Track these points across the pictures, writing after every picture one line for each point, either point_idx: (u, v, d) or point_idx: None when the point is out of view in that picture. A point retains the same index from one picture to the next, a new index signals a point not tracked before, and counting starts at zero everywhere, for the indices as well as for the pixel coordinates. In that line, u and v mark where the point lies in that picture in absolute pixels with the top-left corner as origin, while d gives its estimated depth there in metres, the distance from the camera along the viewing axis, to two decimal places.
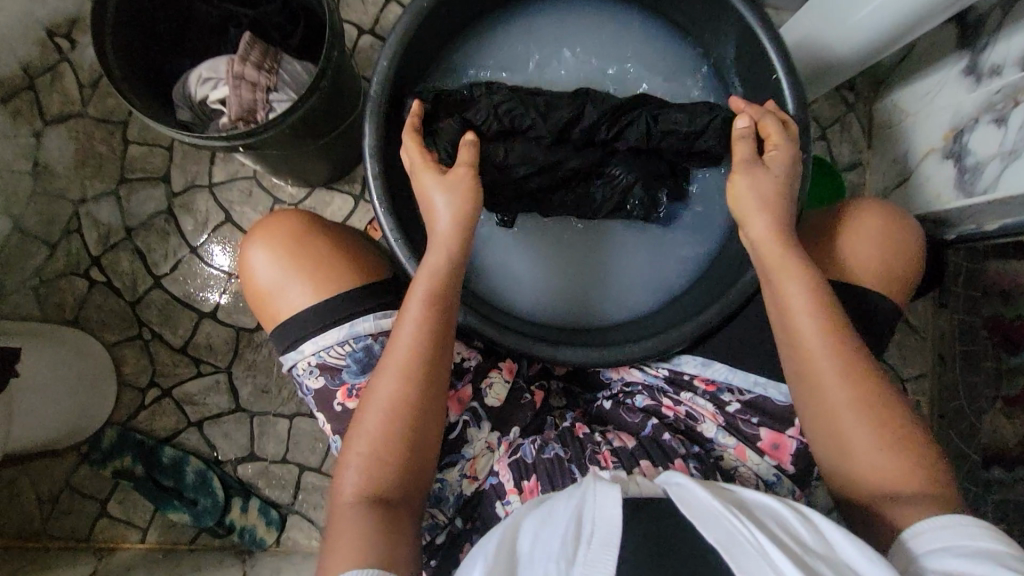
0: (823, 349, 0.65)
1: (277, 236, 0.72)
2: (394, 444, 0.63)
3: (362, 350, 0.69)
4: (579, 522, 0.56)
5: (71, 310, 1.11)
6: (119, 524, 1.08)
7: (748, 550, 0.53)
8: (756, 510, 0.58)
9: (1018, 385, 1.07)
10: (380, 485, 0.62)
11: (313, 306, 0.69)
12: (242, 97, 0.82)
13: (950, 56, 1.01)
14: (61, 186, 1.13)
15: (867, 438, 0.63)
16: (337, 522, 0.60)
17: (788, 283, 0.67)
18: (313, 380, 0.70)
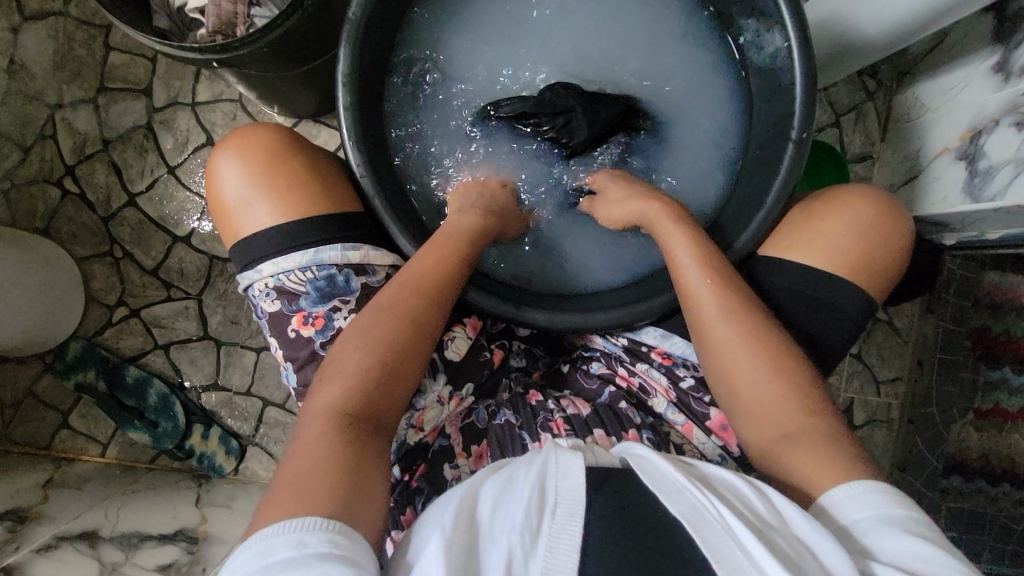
0: (716, 306, 0.65)
1: (249, 149, 0.65)
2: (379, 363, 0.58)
3: (325, 280, 0.63)
4: (544, 493, 0.54)
5: (42, 218, 1.08)
6: (79, 437, 1.09)
7: (713, 526, 0.52)
8: (719, 486, 0.56)
9: (994, 399, 1.12)
10: (356, 402, 0.56)
11: (279, 228, 0.63)
12: (222, 7, 0.77)
13: (981, 50, 0.95)
14: (38, 87, 1.08)
15: (777, 394, 0.62)
16: (305, 434, 0.54)
17: (681, 248, 0.68)
18: (268, 303, 0.64)
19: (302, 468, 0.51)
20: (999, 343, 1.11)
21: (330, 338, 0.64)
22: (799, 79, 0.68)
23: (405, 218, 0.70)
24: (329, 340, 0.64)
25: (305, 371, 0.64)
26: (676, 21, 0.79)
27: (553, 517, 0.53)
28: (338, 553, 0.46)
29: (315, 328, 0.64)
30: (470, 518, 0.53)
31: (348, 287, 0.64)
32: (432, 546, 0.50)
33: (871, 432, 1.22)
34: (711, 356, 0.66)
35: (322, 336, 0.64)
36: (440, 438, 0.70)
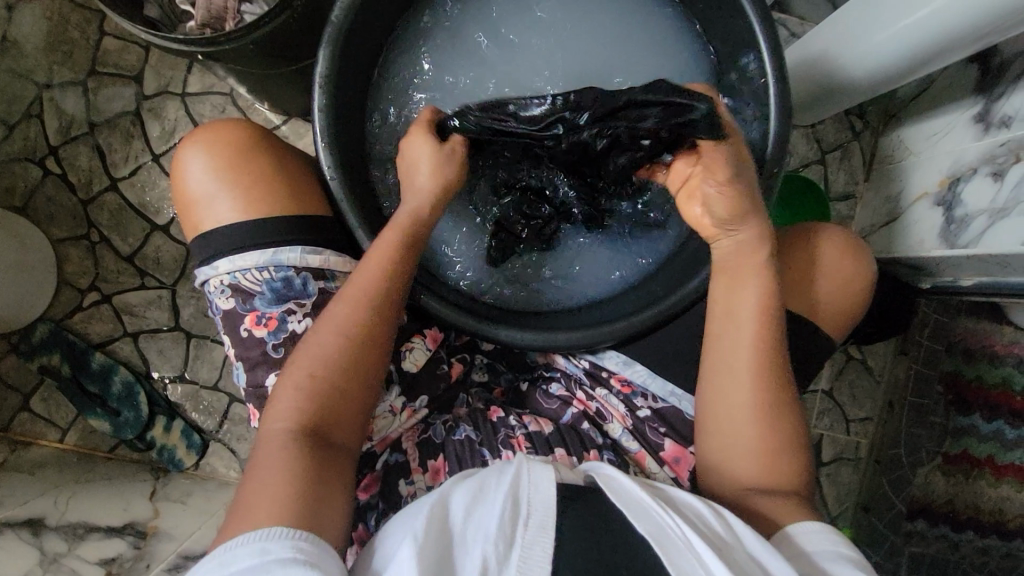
0: (752, 358, 0.64)
1: (217, 143, 0.65)
2: (333, 378, 0.60)
3: (281, 282, 0.63)
4: (516, 502, 0.53)
5: (20, 197, 1.07)
6: (39, 421, 1.07)
7: (678, 545, 0.51)
8: (683, 507, 0.56)
9: (962, 445, 1.13)
10: (311, 421, 0.58)
11: (239, 226, 0.62)
12: (211, 1, 0.77)
13: (964, 100, 0.96)
14: (28, 66, 1.08)
15: (763, 445, 0.64)
16: (262, 454, 0.56)
17: (747, 290, 0.66)
18: (223, 300, 0.64)
19: (263, 491, 0.53)
20: (971, 389, 1.12)
21: (283, 340, 0.64)
22: (774, 115, 0.68)
23: (373, 222, 0.69)
24: (281, 342, 0.64)
25: (254, 372, 0.65)
26: (661, 47, 0.79)
27: (525, 526, 0.51)
28: (303, 557, 0.48)
29: (267, 329, 0.64)
30: (439, 526, 0.52)
31: (305, 290, 0.64)
32: (403, 554, 0.49)
33: (838, 470, 1.21)
34: (715, 394, 0.66)
35: (275, 337, 0.64)
36: (394, 453, 0.70)
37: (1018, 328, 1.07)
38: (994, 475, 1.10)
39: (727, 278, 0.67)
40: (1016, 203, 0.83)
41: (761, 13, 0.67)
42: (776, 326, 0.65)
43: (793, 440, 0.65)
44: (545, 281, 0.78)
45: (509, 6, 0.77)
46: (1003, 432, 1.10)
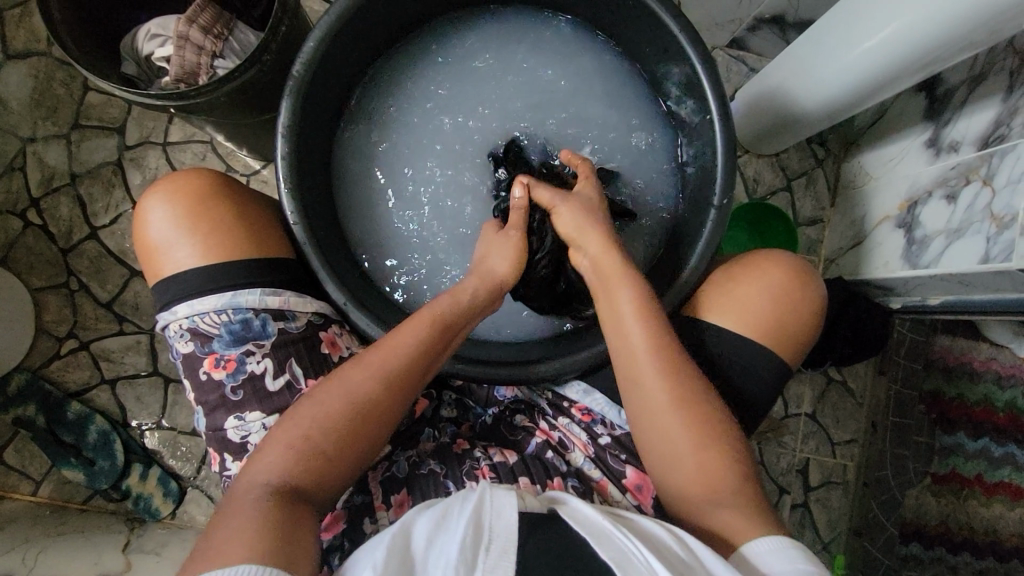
0: (654, 363, 0.65)
1: (177, 191, 0.66)
2: (336, 445, 0.58)
3: (239, 324, 0.64)
4: (479, 528, 0.53)
5: (1, 248, 1.09)
6: (12, 474, 1.05)
7: (638, 568, 0.51)
8: (644, 534, 0.56)
9: (950, 464, 1.12)
10: (298, 482, 0.56)
11: (197, 271, 0.63)
12: (186, 57, 0.81)
13: (915, 126, 1.00)
14: (12, 122, 1.11)
15: (694, 449, 0.64)
16: (237, 505, 0.53)
17: (622, 295, 0.68)
18: (181, 344, 0.64)
19: (228, 536, 0.50)
20: (953, 408, 1.12)
21: (241, 382, 0.65)
22: (721, 148, 0.71)
23: (337, 264, 0.70)
24: (239, 384, 0.65)
25: (215, 415, 0.65)
26: (618, 86, 0.82)
27: (486, 552, 0.51)
28: None
29: (225, 371, 0.64)
30: (401, 554, 0.52)
31: (263, 331, 0.65)
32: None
33: (827, 495, 1.20)
34: (637, 404, 0.67)
35: (233, 379, 0.65)
36: (361, 493, 0.69)
37: (995, 344, 1.08)
38: (985, 495, 1.09)
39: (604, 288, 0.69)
40: (971, 222, 0.86)
41: (703, 52, 0.70)
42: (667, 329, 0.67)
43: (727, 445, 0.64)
44: (506, 316, 0.80)
45: (468, 54, 0.81)
46: (989, 449, 1.09)
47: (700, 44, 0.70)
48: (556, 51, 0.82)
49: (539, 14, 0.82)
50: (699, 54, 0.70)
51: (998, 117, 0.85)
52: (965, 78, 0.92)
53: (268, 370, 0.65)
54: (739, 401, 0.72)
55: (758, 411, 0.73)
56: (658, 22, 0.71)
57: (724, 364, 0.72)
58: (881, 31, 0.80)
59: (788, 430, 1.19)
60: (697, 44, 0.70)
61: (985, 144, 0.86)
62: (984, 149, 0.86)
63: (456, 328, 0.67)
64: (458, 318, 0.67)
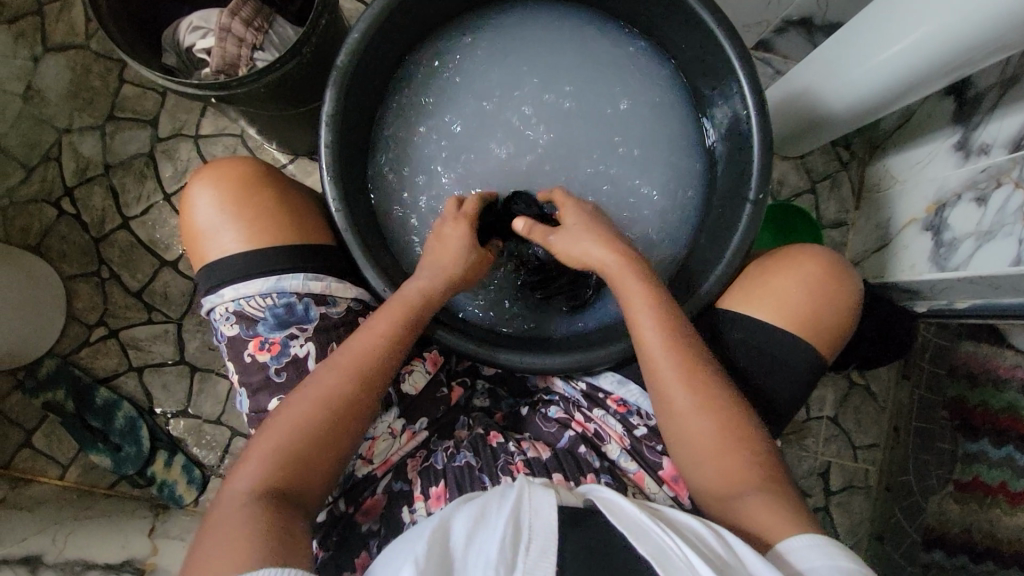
0: (674, 376, 0.66)
1: (222, 178, 0.67)
2: (313, 442, 0.60)
3: (284, 307, 0.65)
4: (518, 527, 0.53)
5: (34, 236, 1.11)
6: (39, 458, 1.07)
7: (678, 566, 0.51)
8: (683, 529, 0.56)
9: (973, 472, 1.08)
10: (280, 484, 0.57)
11: (243, 255, 0.65)
12: (227, 49, 0.82)
13: (943, 129, 1.00)
14: (50, 113, 1.13)
15: (724, 467, 0.64)
16: (220, 515, 0.54)
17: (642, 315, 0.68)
18: (227, 327, 0.66)
19: (214, 551, 0.51)
20: (976, 415, 1.09)
21: (285, 364, 0.66)
22: (757, 145, 0.71)
23: (375, 252, 0.71)
24: (283, 366, 0.66)
25: (257, 396, 0.66)
26: (650, 84, 0.83)
27: (526, 552, 0.52)
28: None
29: (270, 354, 0.65)
30: (440, 548, 0.53)
31: (306, 315, 0.66)
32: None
33: (849, 498, 1.21)
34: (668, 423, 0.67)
35: (277, 361, 0.66)
36: (400, 481, 0.71)
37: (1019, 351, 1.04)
38: (1011, 504, 1.04)
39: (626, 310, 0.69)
40: (1002, 225, 0.86)
41: (740, 48, 0.70)
42: (694, 347, 0.67)
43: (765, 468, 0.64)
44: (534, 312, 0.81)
45: (504, 51, 0.82)
46: (1014, 458, 1.04)
47: (737, 41, 0.70)
48: (589, 48, 0.83)
49: (574, 12, 0.83)
50: (735, 49, 0.70)
51: None
52: (995, 82, 0.92)
53: (310, 353, 0.66)
54: (781, 390, 0.72)
55: (792, 405, 0.73)
56: (696, 18, 0.72)
57: (762, 360, 0.72)
58: (912, 34, 0.80)
59: (810, 433, 1.20)
60: (734, 41, 0.70)
61: (1015, 147, 0.85)
62: (1017, 151, 0.85)
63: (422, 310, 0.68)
64: (420, 309, 0.68)
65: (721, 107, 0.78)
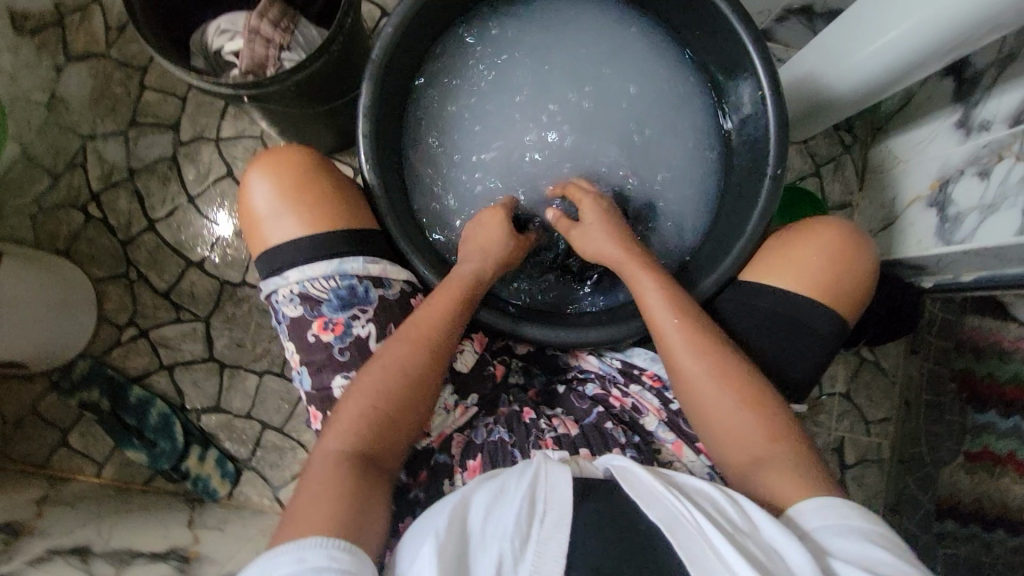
0: (698, 357, 0.70)
1: (281, 170, 0.74)
2: (384, 414, 0.65)
3: (346, 290, 0.72)
4: (535, 501, 0.55)
5: (63, 241, 1.14)
6: (76, 456, 1.09)
7: (689, 532, 0.54)
8: (698, 494, 0.58)
9: (983, 442, 1.13)
10: (359, 452, 0.62)
11: (305, 238, 0.71)
12: (255, 51, 0.85)
13: (944, 108, 1.04)
14: (73, 120, 1.16)
15: (756, 434, 0.67)
16: (309, 480, 0.60)
17: (657, 305, 0.73)
18: (291, 308, 0.72)
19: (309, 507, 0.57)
20: (984, 386, 1.13)
21: (347, 344, 0.72)
22: (774, 126, 0.76)
23: (414, 234, 0.78)
24: (346, 346, 0.72)
25: (321, 375, 0.72)
26: (663, 73, 0.87)
27: (542, 524, 0.54)
28: (337, 565, 0.51)
29: (333, 334, 0.72)
30: (459, 523, 0.54)
31: (366, 297, 0.73)
32: (425, 550, 0.52)
33: (862, 472, 1.23)
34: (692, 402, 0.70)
35: (340, 341, 0.72)
36: (443, 453, 0.75)
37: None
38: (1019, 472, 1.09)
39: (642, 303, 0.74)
40: (1005, 197, 0.89)
41: (753, 34, 0.74)
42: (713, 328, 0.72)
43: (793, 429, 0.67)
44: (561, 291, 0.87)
45: (523, 46, 0.86)
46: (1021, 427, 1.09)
47: (750, 27, 0.74)
48: (605, 40, 0.87)
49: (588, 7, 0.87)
50: (748, 35, 0.74)
51: None
52: (993, 61, 0.95)
53: (370, 334, 0.73)
54: (806, 356, 0.76)
55: (813, 373, 0.77)
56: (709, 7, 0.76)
57: (788, 328, 0.76)
58: (912, 17, 0.84)
59: (824, 409, 1.23)
60: (749, 28, 0.74)
61: (1015, 122, 0.89)
62: (1016, 127, 0.89)
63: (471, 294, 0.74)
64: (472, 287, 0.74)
65: (735, 92, 0.82)
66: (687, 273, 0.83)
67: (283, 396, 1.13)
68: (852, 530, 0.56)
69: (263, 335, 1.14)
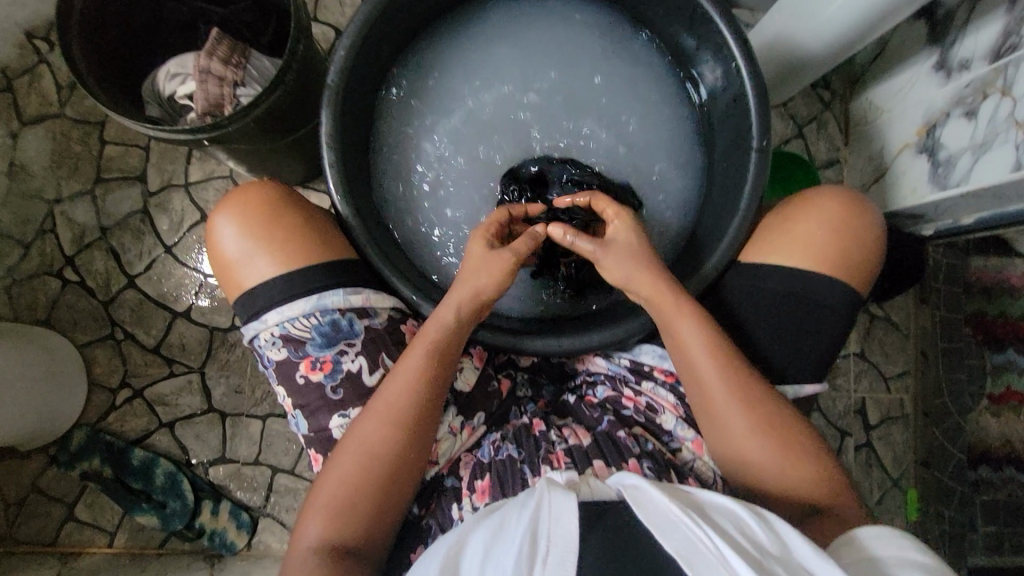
0: (719, 382, 0.67)
1: (247, 210, 0.71)
2: (365, 495, 0.64)
3: (329, 324, 0.69)
4: (535, 540, 0.48)
5: (43, 310, 1.10)
6: (85, 529, 1.06)
7: (708, 558, 0.47)
8: (716, 513, 0.51)
9: (1005, 383, 1.12)
10: (342, 540, 0.62)
11: (280, 277, 0.68)
12: (209, 90, 0.82)
13: (921, 52, 1.01)
14: (37, 186, 1.13)
15: (765, 459, 0.66)
16: (289, 571, 0.60)
17: (684, 328, 0.68)
18: (275, 351, 0.69)
19: None
20: (999, 326, 1.12)
21: (340, 380, 0.69)
22: (752, 96, 0.74)
23: (396, 260, 0.75)
24: (338, 383, 0.69)
25: (317, 417, 0.70)
26: (630, 59, 0.85)
27: (543, 566, 0.47)
28: None
29: (323, 372, 0.69)
30: (452, 574, 0.51)
31: (352, 330, 0.70)
32: None
33: (888, 431, 1.19)
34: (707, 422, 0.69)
35: (332, 379, 0.69)
36: (451, 477, 0.72)
37: None
38: None
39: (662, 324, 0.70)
40: (996, 134, 0.87)
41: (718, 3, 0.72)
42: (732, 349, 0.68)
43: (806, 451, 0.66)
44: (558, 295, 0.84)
45: (484, 50, 0.84)
46: None
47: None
48: (566, 33, 0.85)
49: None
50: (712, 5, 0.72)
51: (1006, 27, 0.86)
52: None
53: (363, 367, 0.70)
54: (818, 328, 0.74)
55: (828, 345, 0.75)
56: None
57: (797, 302, 0.74)
58: None
59: (839, 372, 1.19)
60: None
61: (996, 57, 0.87)
62: (997, 61, 0.87)
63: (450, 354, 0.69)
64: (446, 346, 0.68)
65: (708, 65, 0.80)
66: (685, 258, 0.81)
67: (290, 436, 1.10)
68: (907, 561, 0.51)
69: (261, 378, 1.11)
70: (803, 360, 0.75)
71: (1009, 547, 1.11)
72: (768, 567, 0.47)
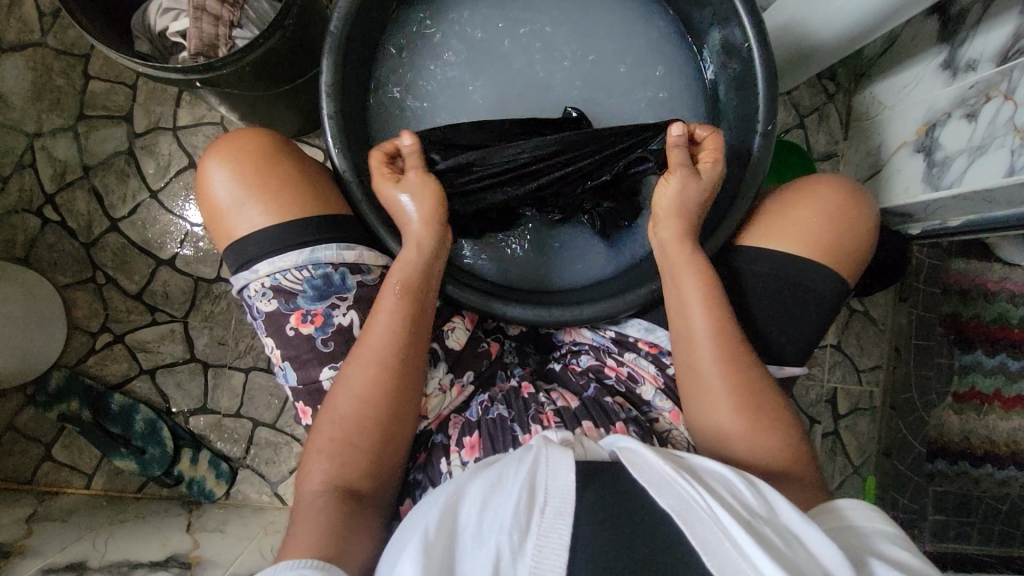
0: (711, 342, 0.69)
1: (240, 157, 0.69)
2: (360, 434, 0.64)
3: (321, 279, 0.68)
4: (533, 491, 0.50)
5: (21, 248, 1.07)
6: (63, 469, 1.06)
7: (703, 518, 0.49)
8: (708, 477, 0.53)
9: (969, 383, 1.17)
10: (346, 477, 0.63)
11: (272, 228, 0.67)
12: (203, 29, 0.79)
13: (929, 49, 1.01)
14: (15, 118, 1.08)
15: (743, 428, 0.67)
16: (299, 512, 0.61)
17: (687, 283, 0.71)
18: (265, 303, 0.68)
19: (295, 540, 0.57)
20: (970, 327, 1.16)
21: (330, 334, 0.69)
22: (761, 78, 0.74)
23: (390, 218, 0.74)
24: (329, 336, 0.70)
25: (306, 370, 0.70)
26: (640, 32, 0.84)
27: (541, 514, 0.49)
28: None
29: (314, 325, 0.69)
30: (450, 519, 0.50)
31: (344, 285, 0.70)
32: (411, 548, 0.47)
33: (856, 421, 1.22)
34: (689, 384, 0.71)
35: (323, 332, 0.69)
36: (440, 433, 0.73)
37: (1006, 263, 1.13)
38: (1004, 408, 1.16)
39: (670, 273, 0.72)
40: (993, 138, 0.87)
41: None
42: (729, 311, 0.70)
43: (778, 424, 0.68)
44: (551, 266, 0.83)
45: (492, 10, 0.82)
46: (1006, 363, 1.15)
47: None
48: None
49: None
50: None
51: (1016, 30, 0.85)
52: None
53: (353, 321, 0.71)
54: (805, 315, 0.76)
55: (811, 334, 0.77)
56: None
57: (788, 288, 0.75)
58: None
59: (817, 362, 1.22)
60: None
61: (1003, 59, 0.86)
62: (1003, 64, 0.86)
63: (427, 291, 0.70)
64: (422, 281, 0.69)
65: (720, 45, 0.79)
66: None
67: (272, 391, 1.11)
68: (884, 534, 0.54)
69: (245, 331, 1.10)
70: (786, 345, 0.77)
71: (956, 535, 1.17)
72: (757, 527, 0.49)
